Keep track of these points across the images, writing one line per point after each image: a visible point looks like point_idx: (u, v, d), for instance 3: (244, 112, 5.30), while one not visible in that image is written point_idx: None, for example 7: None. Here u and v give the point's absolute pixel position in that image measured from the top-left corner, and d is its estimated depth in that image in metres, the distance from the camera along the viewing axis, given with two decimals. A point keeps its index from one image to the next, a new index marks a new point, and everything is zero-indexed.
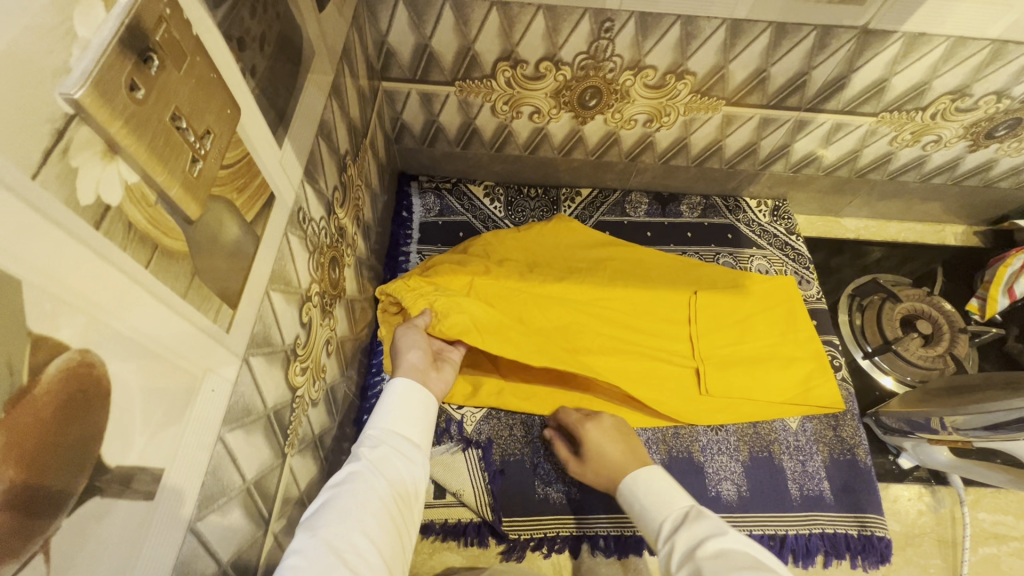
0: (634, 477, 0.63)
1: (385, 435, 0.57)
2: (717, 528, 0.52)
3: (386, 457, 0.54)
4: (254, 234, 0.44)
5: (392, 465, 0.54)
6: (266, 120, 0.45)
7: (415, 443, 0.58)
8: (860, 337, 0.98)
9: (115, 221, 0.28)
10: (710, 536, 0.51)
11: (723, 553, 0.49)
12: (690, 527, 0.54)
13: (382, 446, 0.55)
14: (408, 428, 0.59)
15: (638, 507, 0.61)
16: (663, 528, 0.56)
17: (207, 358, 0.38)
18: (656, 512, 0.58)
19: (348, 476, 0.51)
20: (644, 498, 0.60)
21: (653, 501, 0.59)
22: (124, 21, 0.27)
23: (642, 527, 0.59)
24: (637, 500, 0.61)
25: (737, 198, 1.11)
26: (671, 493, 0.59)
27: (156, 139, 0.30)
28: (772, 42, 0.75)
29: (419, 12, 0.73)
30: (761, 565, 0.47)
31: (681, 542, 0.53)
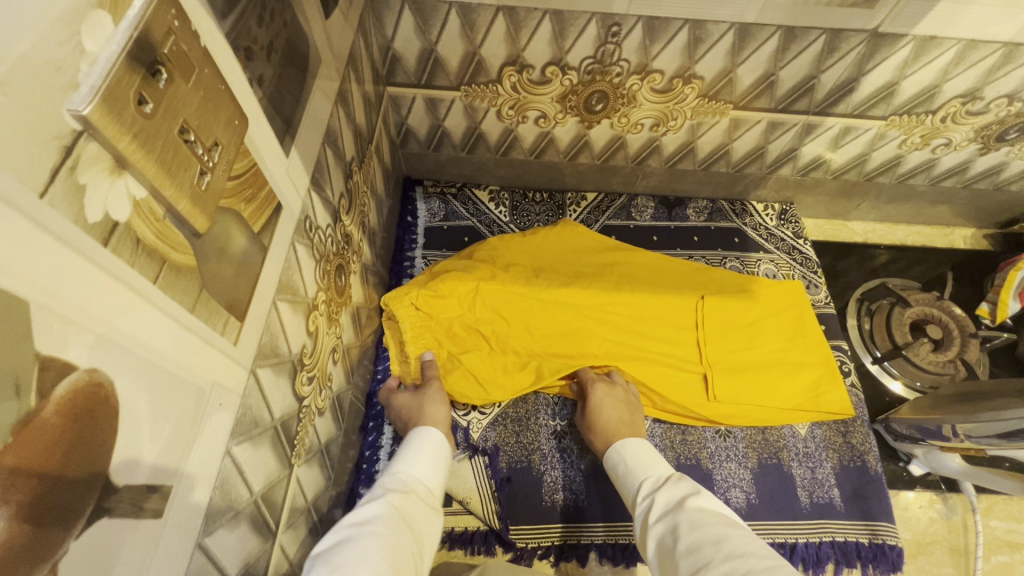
0: (625, 443, 0.69)
1: (408, 483, 0.59)
2: (694, 486, 0.55)
3: (408, 503, 0.56)
4: (261, 245, 0.44)
5: (414, 512, 0.55)
6: (273, 129, 0.45)
7: (434, 496, 0.61)
8: (869, 342, 0.97)
9: (123, 237, 0.28)
10: (686, 491, 0.54)
11: (693, 504, 0.51)
12: (668, 485, 0.57)
13: (406, 495, 0.57)
14: (427, 479, 0.62)
15: (624, 469, 0.66)
16: (643, 487, 0.60)
17: (214, 372, 0.38)
18: (639, 473, 0.63)
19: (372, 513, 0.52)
20: (630, 462, 0.66)
21: (638, 465, 0.64)
22: (132, 35, 0.26)
23: (625, 488, 0.64)
24: (623, 463, 0.66)
25: (744, 202, 1.10)
26: (656, 462, 0.64)
27: (165, 153, 0.30)
28: (781, 46, 0.74)
29: (425, 17, 0.73)
30: (733, 522, 0.49)
31: (658, 495, 0.56)
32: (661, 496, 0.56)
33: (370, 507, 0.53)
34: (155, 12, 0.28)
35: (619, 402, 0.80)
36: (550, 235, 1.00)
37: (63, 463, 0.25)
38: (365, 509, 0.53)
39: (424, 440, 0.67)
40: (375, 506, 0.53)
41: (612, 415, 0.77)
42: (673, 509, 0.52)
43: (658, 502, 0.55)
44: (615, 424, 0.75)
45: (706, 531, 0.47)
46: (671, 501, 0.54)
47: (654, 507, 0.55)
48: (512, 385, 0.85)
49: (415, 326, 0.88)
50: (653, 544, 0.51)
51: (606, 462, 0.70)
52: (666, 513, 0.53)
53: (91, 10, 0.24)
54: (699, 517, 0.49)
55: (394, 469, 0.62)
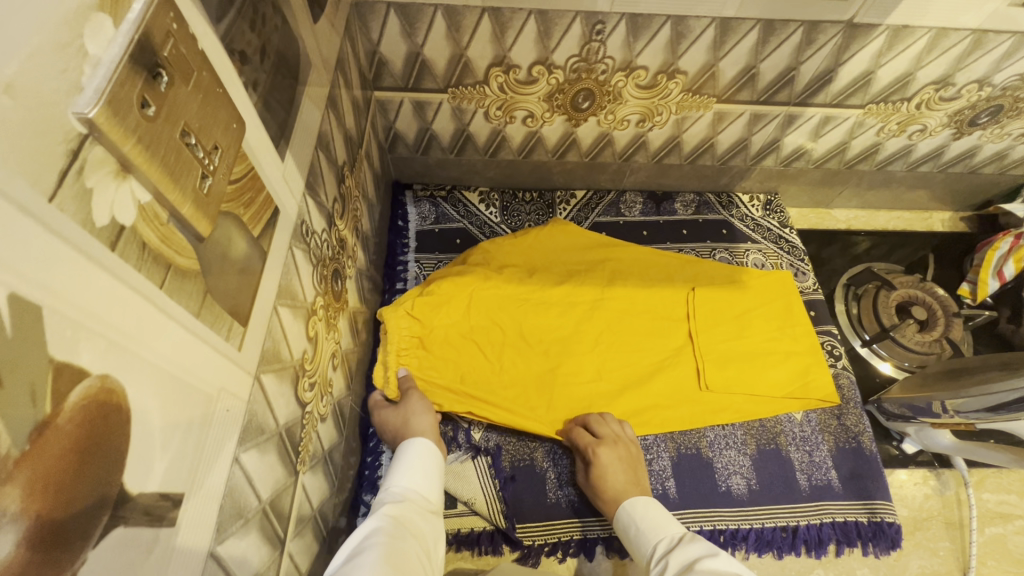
0: (634, 504, 0.69)
1: (403, 494, 0.61)
2: (706, 546, 0.57)
3: (410, 512, 0.58)
4: (260, 249, 0.43)
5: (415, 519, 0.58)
6: (268, 133, 0.44)
7: (428, 498, 0.63)
8: (857, 325, 1.00)
9: (129, 241, 0.27)
10: (701, 552, 0.56)
11: (706, 564, 0.53)
12: (683, 548, 0.58)
13: (404, 501, 0.59)
14: (424, 485, 0.64)
15: (635, 533, 0.66)
16: (657, 551, 0.61)
17: (220, 378, 0.37)
18: (650, 536, 0.64)
19: (379, 526, 0.54)
20: (641, 523, 0.67)
21: (650, 526, 0.65)
22: (133, 37, 0.26)
23: (638, 552, 0.65)
24: (635, 524, 0.67)
25: (730, 194, 1.12)
26: (668, 522, 0.65)
27: (167, 156, 0.29)
28: (760, 39, 0.76)
29: (411, 20, 0.73)
30: None
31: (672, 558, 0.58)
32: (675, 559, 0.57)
33: (376, 521, 0.55)
34: (155, 14, 0.28)
35: (622, 458, 0.77)
36: (544, 237, 1.00)
37: (79, 480, 0.25)
38: (371, 524, 0.55)
39: (412, 449, 0.67)
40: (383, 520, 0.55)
41: (618, 479, 0.74)
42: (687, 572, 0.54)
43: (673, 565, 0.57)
44: (624, 489, 0.73)
45: None
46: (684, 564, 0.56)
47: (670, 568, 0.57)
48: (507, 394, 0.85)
49: (406, 335, 0.86)
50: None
51: (617, 523, 0.70)
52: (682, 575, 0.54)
53: (91, 12, 0.24)
54: None
55: (390, 484, 0.63)
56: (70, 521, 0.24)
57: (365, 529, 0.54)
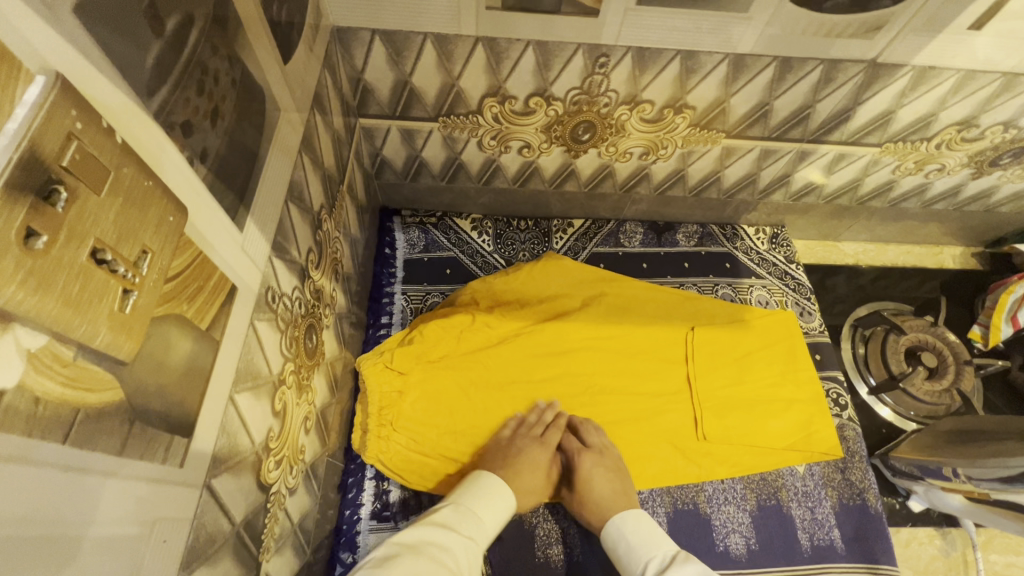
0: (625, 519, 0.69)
1: (459, 508, 0.62)
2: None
3: (430, 547, 0.54)
4: (212, 339, 0.38)
5: (447, 540, 0.56)
6: (223, 205, 0.39)
7: (484, 525, 0.62)
8: (862, 368, 0.96)
9: (13, 403, 0.22)
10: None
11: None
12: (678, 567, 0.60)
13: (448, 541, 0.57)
14: (488, 520, 0.63)
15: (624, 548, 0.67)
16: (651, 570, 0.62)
17: (154, 508, 0.32)
18: (640, 553, 0.65)
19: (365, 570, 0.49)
20: (631, 538, 0.67)
21: (640, 543, 0.66)
22: (15, 155, 0.20)
23: (626, 568, 0.66)
24: (624, 540, 0.67)
25: (735, 225, 1.06)
26: (659, 540, 0.66)
27: (69, 289, 0.24)
28: (776, 76, 0.70)
29: (398, 48, 0.67)
30: None
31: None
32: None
33: (378, 555, 0.51)
34: (49, 120, 0.22)
35: (608, 467, 0.76)
36: (538, 270, 0.95)
37: None
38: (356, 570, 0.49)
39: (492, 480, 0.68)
40: (378, 563, 0.50)
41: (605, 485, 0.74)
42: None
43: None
44: (609, 500, 0.72)
45: None
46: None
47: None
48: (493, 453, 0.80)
49: (388, 394, 0.82)
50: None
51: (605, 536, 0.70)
52: None
53: None
54: None
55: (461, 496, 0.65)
56: None
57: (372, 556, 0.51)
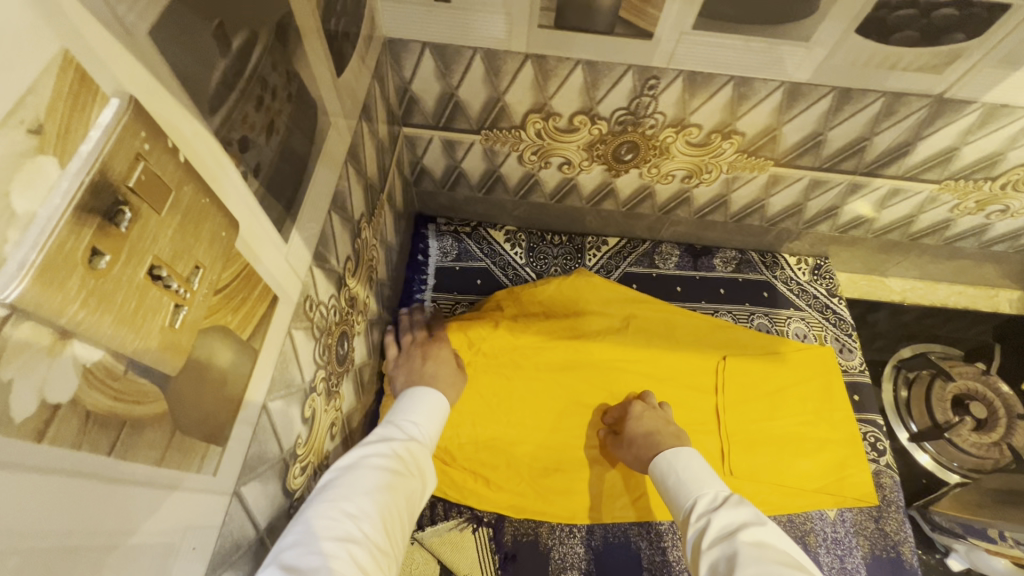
0: (678, 454, 0.65)
1: (398, 426, 0.59)
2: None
3: (402, 467, 0.52)
4: (252, 349, 0.38)
5: (406, 453, 0.55)
6: (271, 217, 0.39)
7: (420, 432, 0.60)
8: (904, 412, 0.91)
9: (67, 418, 0.22)
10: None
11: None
12: (729, 509, 0.53)
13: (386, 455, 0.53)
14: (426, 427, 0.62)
15: (674, 482, 0.62)
16: (697, 505, 0.56)
17: (186, 517, 0.32)
18: (690, 487, 0.59)
19: (348, 509, 0.45)
20: (682, 475, 0.61)
21: (690, 478, 0.60)
22: (84, 179, 0.21)
23: (673, 500, 0.60)
24: (673, 475, 0.62)
25: (775, 253, 1.03)
26: (709, 478, 0.60)
27: (126, 307, 0.24)
28: (833, 107, 0.68)
29: (447, 61, 0.67)
30: (798, 565, 0.45)
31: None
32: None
33: (356, 485, 0.48)
34: (120, 142, 0.23)
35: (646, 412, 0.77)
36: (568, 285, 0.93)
37: None
38: (335, 508, 0.45)
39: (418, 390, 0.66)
40: (364, 497, 0.47)
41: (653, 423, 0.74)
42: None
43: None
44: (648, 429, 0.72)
45: (762, 566, 0.44)
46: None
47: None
48: (511, 468, 0.80)
49: None
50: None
51: (652, 473, 0.66)
52: (722, 541, 0.50)
53: (27, 160, 0.19)
54: (766, 550, 0.47)
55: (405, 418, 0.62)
56: None
57: (340, 487, 0.47)
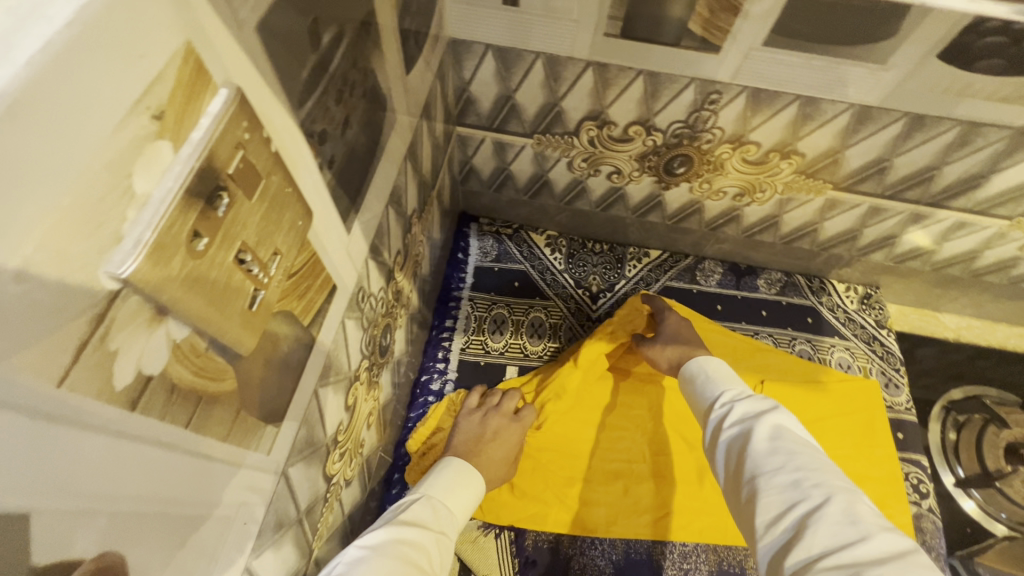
0: (709, 358, 0.60)
1: (432, 507, 0.55)
2: (827, 496, 0.39)
3: (427, 564, 0.47)
4: (310, 336, 0.39)
5: (434, 546, 0.50)
6: (338, 209, 0.40)
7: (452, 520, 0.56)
8: (951, 456, 0.88)
9: (156, 390, 0.23)
10: (819, 502, 0.39)
11: (838, 565, 0.34)
12: (755, 400, 0.50)
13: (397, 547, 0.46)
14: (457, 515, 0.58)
15: (702, 379, 0.57)
16: (722, 395, 0.53)
17: (240, 493, 0.33)
18: (719, 383, 0.55)
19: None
20: (712, 374, 0.57)
21: (720, 376, 0.56)
22: (194, 165, 0.22)
23: (698, 398, 0.57)
24: (702, 372, 0.58)
25: (823, 278, 0.99)
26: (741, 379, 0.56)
27: (215, 288, 0.25)
28: (903, 133, 0.65)
29: (508, 64, 0.68)
30: (823, 458, 0.43)
31: (762, 475, 0.42)
32: (767, 506, 0.40)
33: (382, 570, 0.42)
34: (225, 130, 0.24)
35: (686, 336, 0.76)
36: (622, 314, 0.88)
37: None
38: None
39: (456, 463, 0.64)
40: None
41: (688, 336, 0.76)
42: (800, 551, 0.37)
43: (762, 515, 0.40)
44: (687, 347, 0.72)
45: (788, 455, 0.42)
46: (825, 555, 0.36)
47: (731, 455, 0.46)
48: (539, 473, 0.80)
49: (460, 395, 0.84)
50: (721, 457, 0.47)
51: (679, 374, 0.62)
52: (745, 428, 0.47)
53: (148, 144, 0.20)
54: (790, 439, 0.44)
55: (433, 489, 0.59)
56: None
57: (368, 567, 0.42)
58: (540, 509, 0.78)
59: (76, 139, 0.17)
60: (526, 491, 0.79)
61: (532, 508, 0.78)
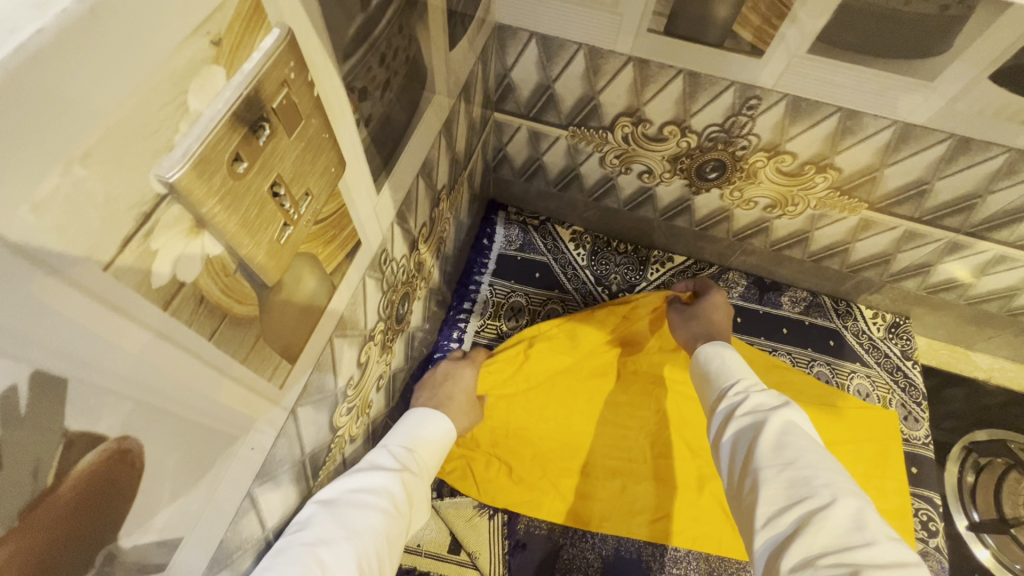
0: (726, 345, 0.60)
1: (390, 455, 0.55)
2: (835, 496, 0.39)
3: (394, 507, 0.49)
4: (331, 283, 0.41)
5: (398, 488, 0.51)
6: (370, 167, 0.42)
7: (417, 462, 0.57)
8: (967, 498, 0.84)
9: (186, 297, 0.26)
10: (825, 501, 0.38)
11: (837, 564, 0.34)
12: (768, 394, 0.50)
13: (359, 495, 0.48)
14: (422, 455, 0.59)
15: (717, 367, 0.57)
16: (735, 385, 0.53)
17: (250, 419, 0.36)
18: (735, 372, 0.55)
19: (331, 549, 0.41)
20: (728, 362, 0.57)
21: (734, 366, 0.56)
22: (243, 92, 0.24)
23: (709, 384, 0.57)
24: (718, 359, 0.58)
25: (850, 302, 0.96)
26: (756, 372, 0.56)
27: (250, 212, 0.27)
28: (946, 156, 0.64)
29: (551, 53, 0.69)
30: (830, 459, 0.43)
31: (769, 469, 0.42)
32: (770, 498, 0.40)
33: (337, 528, 0.43)
34: (274, 66, 0.26)
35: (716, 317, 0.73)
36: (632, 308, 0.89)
37: (66, 517, 0.23)
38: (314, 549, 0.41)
39: (419, 414, 0.65)
40: (345, 542, 0.43)
41: (722, 319, 0.72)
42: (801, 545, 0.37)
43: (764, 508, 0.40)
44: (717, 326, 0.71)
45: (798, 451, 0.42)
46: (826, 551, 0.36)
47: (737, 446, 0.46)
48: (538, 463, 0.81)
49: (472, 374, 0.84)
50: (726, 445, 0.47)
51: (693, 360, 0.62)
52: (756, 419, 0.47)
53: (204, 66, 0.22)
54: (802, 437, 0.44)
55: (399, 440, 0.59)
56: (45, 556, 0.22)
57: (322, 526, 0.43)
58: (538, 498, 0.79)
59: (145, 49, 0.19)
60: (524, 478, 0.80)
61: (529, 496, 0.79)
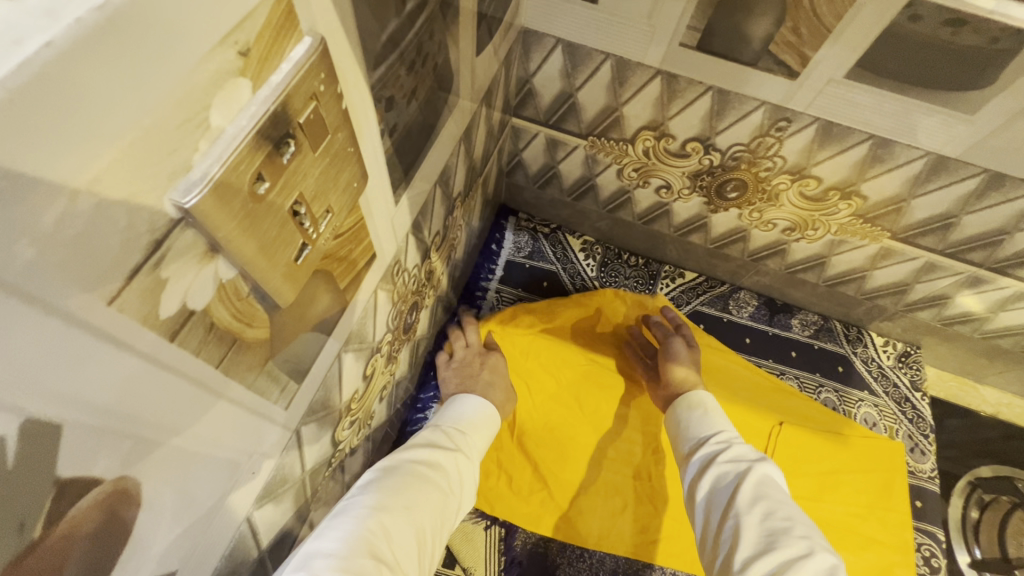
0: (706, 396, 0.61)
1: (446, 431, 0.55)
2: (811, 549, 0.41)
3: (446, 481, 0.49)
4: (343, 299, 0.39)
5: (452, 466, 0.51)
6: (390, 179, 0.40)
7: (468, 444, 0.56)
8: (970, 535, 0.84)
9: (195, 326, 0.23)
10: (802, 552, 0.41)
11: None
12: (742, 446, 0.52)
13: (417, 466, 0.47)
14: (470, 436, 0.58)
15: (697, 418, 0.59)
16: (714, 435, 0.54)
17: (253, 444, 0.34)
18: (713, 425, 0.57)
19: (392, 515, 0.41)
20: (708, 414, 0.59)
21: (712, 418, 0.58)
22: (270, 108, 0.22)
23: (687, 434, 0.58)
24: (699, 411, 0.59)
25: (861, 329, 0.95)
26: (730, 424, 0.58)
27: (268, 234, 0.25)
28: (978, 191, 0.62)
29: (576, 61, 0.67)
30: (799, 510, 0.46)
31: (749, 519, 0.44)
32: (749, 544, 0.43)
33: (398, 493, 0.43)
34: (304, 78, 0.24)
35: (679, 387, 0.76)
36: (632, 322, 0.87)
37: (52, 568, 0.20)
38: (379, 516, 0.41)
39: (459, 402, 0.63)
40: (405, 513, 0.42)
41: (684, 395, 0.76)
42: None
43: (742, 552, 0.43)
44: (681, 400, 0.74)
45: (776, 508, 0.45)
46: None
47: (717, 495, 0.48)
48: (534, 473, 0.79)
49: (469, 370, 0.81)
50: (705, 491, 0.49)
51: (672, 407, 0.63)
52: (735, 470, 0.49)
53: (229, 78, 0.20)
54: (777, 492, 0.47)
55: (445, 420, 0.59)
56: None
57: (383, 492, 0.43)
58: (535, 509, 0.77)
59: (169, 62, 0.17)
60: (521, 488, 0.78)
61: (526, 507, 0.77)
